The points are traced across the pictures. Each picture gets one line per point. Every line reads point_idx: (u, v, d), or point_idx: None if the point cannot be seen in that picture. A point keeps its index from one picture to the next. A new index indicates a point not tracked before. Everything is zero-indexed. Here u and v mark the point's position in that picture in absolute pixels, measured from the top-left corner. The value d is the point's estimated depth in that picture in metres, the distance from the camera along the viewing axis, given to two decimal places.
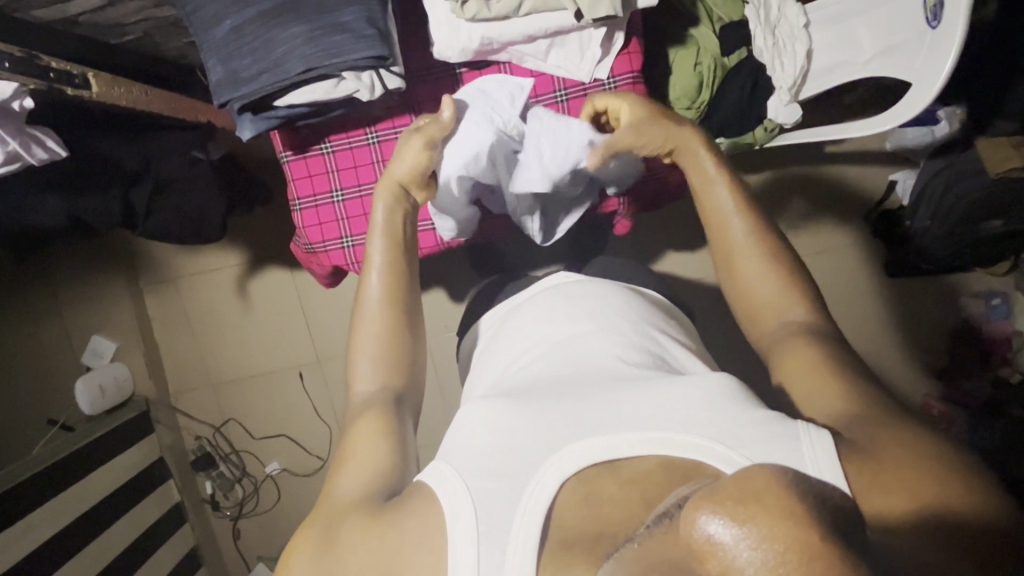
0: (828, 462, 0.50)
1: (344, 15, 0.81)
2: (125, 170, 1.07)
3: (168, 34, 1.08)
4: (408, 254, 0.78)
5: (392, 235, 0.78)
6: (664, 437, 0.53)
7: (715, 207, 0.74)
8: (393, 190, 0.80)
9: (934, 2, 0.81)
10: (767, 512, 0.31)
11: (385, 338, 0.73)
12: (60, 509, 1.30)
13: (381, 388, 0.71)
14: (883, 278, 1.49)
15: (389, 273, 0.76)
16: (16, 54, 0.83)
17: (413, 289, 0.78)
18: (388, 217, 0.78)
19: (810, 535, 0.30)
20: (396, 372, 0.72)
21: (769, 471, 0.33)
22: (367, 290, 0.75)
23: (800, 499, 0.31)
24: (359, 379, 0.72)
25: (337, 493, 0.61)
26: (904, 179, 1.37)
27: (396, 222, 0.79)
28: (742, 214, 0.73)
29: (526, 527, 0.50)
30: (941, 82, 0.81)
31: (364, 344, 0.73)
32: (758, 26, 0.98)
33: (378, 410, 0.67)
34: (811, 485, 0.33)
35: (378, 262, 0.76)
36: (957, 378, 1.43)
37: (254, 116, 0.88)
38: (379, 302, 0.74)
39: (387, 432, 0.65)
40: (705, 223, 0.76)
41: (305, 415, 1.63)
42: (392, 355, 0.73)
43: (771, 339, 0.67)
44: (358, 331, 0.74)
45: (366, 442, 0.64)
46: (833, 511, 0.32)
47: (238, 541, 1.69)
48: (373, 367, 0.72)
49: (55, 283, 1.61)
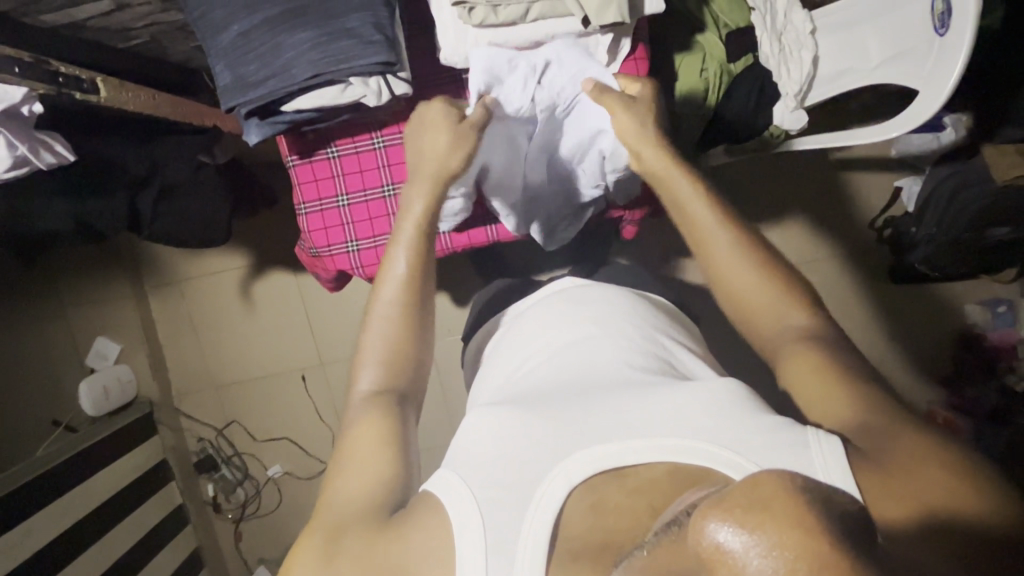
0: (838, 470, 0.50)
1: (353, 20, 0.81)
2: (131, 173, 1.08)
3: (176, 38, 1.08)
4: (426, 250, 0.77)
5: (420, 234, 0.77)
6: (672, 444, 0.53)
7: (699, 223, 0.74)
8: (434, 182, 0.79)
9: (941, 9, 0.81)
10: (775, 519, 0.30)
11: (392, 340, 0.73)
12: (65, 509, 1.30)
13: (385, 386, 0.70)
14: (889, 285, 1.48)
15: (411, 271, 0.75)
16: (25, 60, 0.85)
17: (429, 289, 0.77)
18: (421, 216, 0.78)
19: (820, 545, 0.30)
20: (398, 372, 0.72)
21: (778, 478, 0.32)
22: (387, 288, 0.75)
23: (812, 506, 0.31)
24: (362, 378, 0.71)
25: (341, 499, 0.60)
26: (909, 185, 1.38)
27: (424, 223, 0.78)
28: (727, 227, 0.72)
29: (532, 538, 0.50)
30: (948, 90, 0.80)
31: (371, 344, 0.73)
32: (763, 32, 1.00)
33: (383, 412, 0.67)
34: (822, 492, 0.33)
35: (403, 258, 0.76)
36: (964, 386, 1.42)
37: (261, 121, 0.89)
38: (396, 301, 0.74)
39: (396, 437, 0.64)
40: (686, 238, 0.75)
41: (309, 417, 1.63)
42: (398, 355, 0.73)
43: (772, 343, 0.67)
44: (368, 332, 0.74)
45: (374, 447, 0.63)
46: (844, 519, 0.32)
47: (240, 543, 1.68)
48: (378, 367, 0.71)
49: (59, 286, 1.62)
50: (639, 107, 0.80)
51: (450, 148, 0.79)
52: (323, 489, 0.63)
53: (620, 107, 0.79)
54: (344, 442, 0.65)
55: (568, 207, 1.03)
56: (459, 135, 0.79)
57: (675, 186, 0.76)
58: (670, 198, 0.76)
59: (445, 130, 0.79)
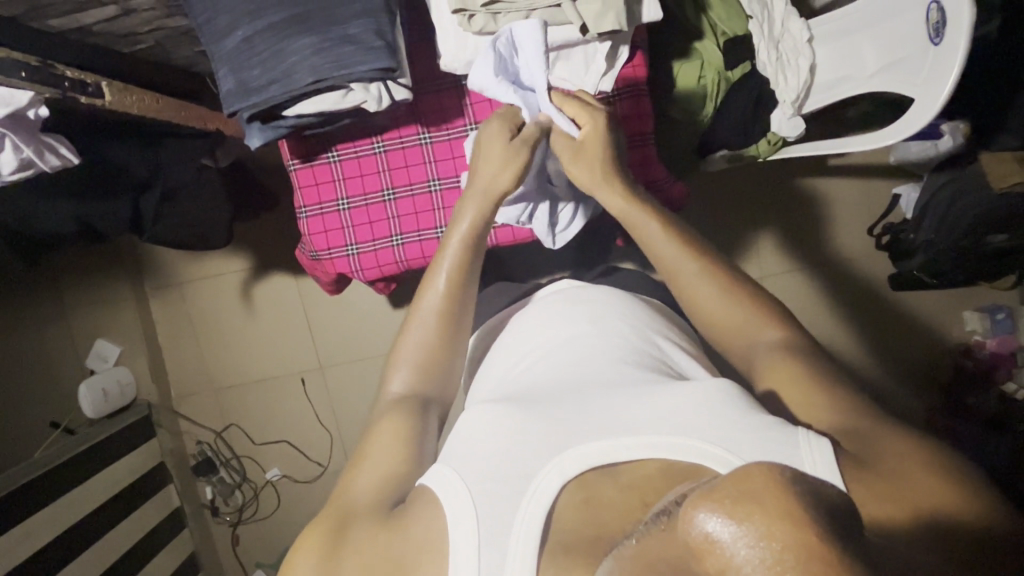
0: (829, 469, 0.50)
1: (354, 26, 0.82)
2: (133, 177, 1.08)
3: (180, 43, 1.10)
4: (471, 261, 0.77)
5: (465, 249, 0.77)
6: (663, 441, 0.53)
7: (662, 256, 0.75)
8: (485, 201, 0.78)
9: (936, 18, 0.81)
10: (765, 510, 0.31)
11: (430, 345, 0.73)
12: (62, 510, 1.30)
13: (414, 389, 0.71)
14: (887, 291, 1.49)
15: (453, 283, 0.75)
16: (31, 63, 0.85)
17: (471, 305, 0.77)
18: (468, 232, 0.78)
19: (807, 536, 0.30)
20: (431, 377, 0.73)
21: (765, 471, 0.33)
22: (429, 295, 0.75)
23: (799, 498, 0.31)
24: (394, 380, 0.72)
25: (354, 490, 0.61)
26: (908, 193, 1.37)
27: (474, 235, 0.78)
28: (692, 256, 0.73)
29: (524, 531, 0.50)
30: (942, 100, 0.81)
31: (407, 344, 0.74)
32: (762, 41, 1.00)
33: (406, 412, 0.68)
34: (810, 485, 0.33)
35: (445, 270, 0.76)
36: (963, 394, 1.42)
37: (263, 125, 0.91)
38: (435, 310, 0.74)
39: (411, 435, 0.65)
40: (661, 270, 0.75)
41: (307, 420, 1.64)
42: (434, 360, 0.73)
43: (758, 349, 0.67)
44: (406, 333, 0.75)
45: (390, 441, 0.64)
46: (831, 512, 0.32)
47: (237, 547, 1.68)
48: (411, 368, 0.72)
49: (60, 288, 1.62)
50: (589, 152, 0.78)
51: (501, 164, 0.78)
52: (343, 478, 0.63)
53: (568, 157, 0.79)
54: (365, 437, 0.67)
55: (565, 207, 0.98)
56: (512, 149, 0.78)
57: (636, 221, 0.77)
58: (636, 239, 0.77)
59: (498, 144, 0.78)
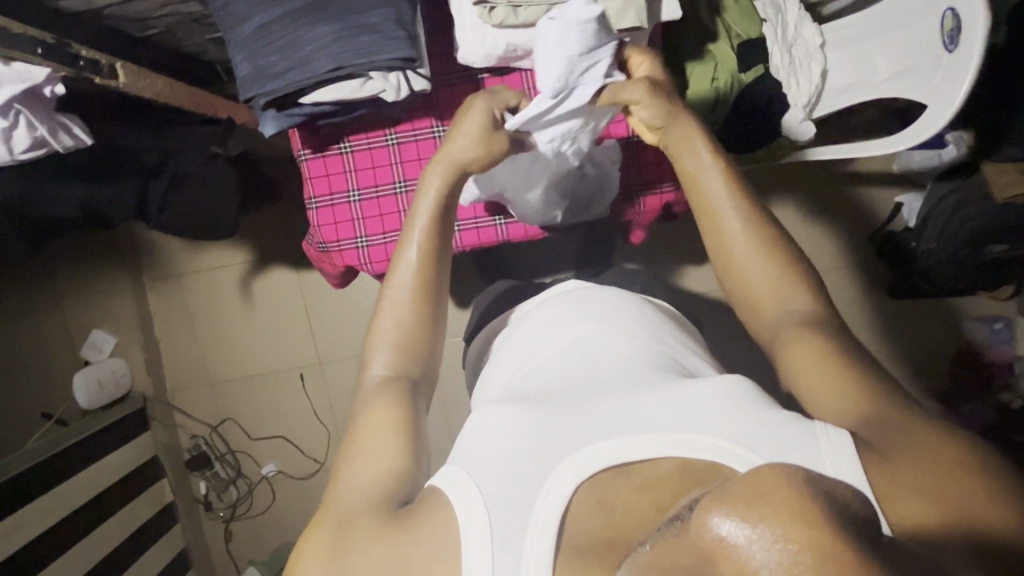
0: (849, 464, 0.50)
1: (373, 16, 0.82)
2: (143, 164, 1.08)
3: (191, 31, 1.09)
4: (439, 236, 0.75)
5: (435, 218, 0.75)
6: (677, 440, 0.53)
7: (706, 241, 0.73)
8: (451, 168, 0.76)
9: (950, 26, 0.82)
10: (779, 511, 0.30)
11: (407, 325, 0.72)
12: (52, 504, 1.28)
13: (396, 371, 0.70)
14: (888, 299, 1.51)
15: (422, 261, 0.74)
16: (48, 41, 0.85)
17: (444, 274, 0.76)
18: (437, 201, 0.76)
19: (826, 538, 0.30)
20: (411, 358, 0.72)
21: (780, 471, 0.33)
22: (401, 273, 0.74)
23: (814, 499, 0.31)
24: (375, 363, 0.71)
25: (350, 488, 0.60)
26: (911, 202, 1.38)
27: (441, 204, 0.76)
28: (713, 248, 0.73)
29: (541, 533, 0.50)
30: (955, 106, 0.81)
31: (383, 327, 0.73)
32: (774, 44, 1.03)
33: (394, 397, 0.67)
34: (825, 485, 0.33)
35: (416, 246, 0.74)
36: (960, 402, 1.44)
37: (277, 113, 0.89)
38: (410, 285, 0.73)
39: (402, 422, 0.65)
40: (714, 256, 0.73)
41: (304, 415, 1.62)
42: (414, 344, 0.72)
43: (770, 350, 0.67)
44: (380, 313, 0.73)
45: (382, 430, 0.64)
46: (849, 514, 0.32)
47: (230, 542, 1.66)
48: (391, 351, 0.71)
49: (56, 278, 1.60)
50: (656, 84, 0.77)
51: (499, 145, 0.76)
52: (335, 473, 0.63)
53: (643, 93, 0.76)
54: (354, 425, 0.66)
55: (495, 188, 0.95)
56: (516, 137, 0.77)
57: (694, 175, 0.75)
58: (686, 179, 0.76)
59: (476, 126, 0.76)
